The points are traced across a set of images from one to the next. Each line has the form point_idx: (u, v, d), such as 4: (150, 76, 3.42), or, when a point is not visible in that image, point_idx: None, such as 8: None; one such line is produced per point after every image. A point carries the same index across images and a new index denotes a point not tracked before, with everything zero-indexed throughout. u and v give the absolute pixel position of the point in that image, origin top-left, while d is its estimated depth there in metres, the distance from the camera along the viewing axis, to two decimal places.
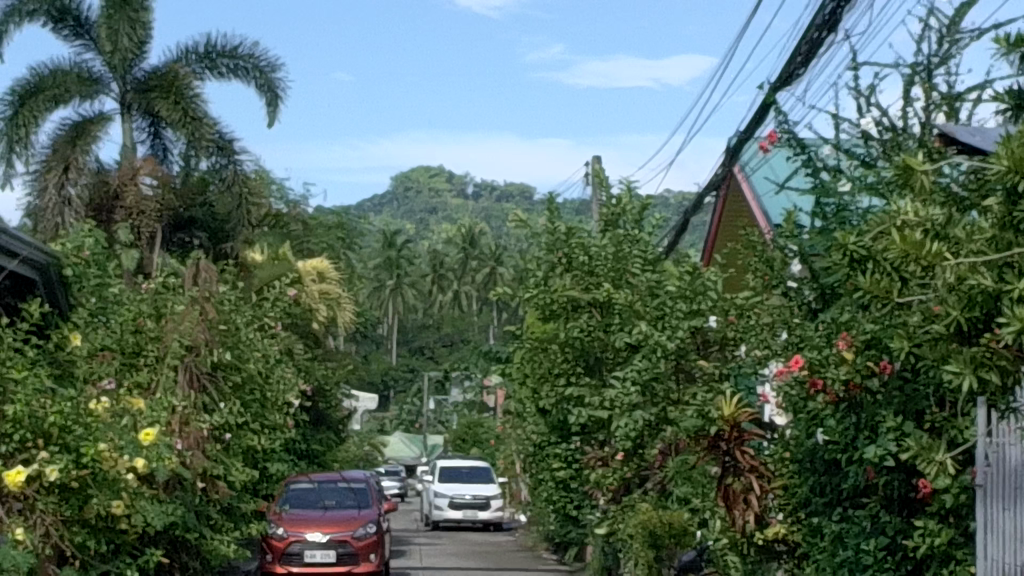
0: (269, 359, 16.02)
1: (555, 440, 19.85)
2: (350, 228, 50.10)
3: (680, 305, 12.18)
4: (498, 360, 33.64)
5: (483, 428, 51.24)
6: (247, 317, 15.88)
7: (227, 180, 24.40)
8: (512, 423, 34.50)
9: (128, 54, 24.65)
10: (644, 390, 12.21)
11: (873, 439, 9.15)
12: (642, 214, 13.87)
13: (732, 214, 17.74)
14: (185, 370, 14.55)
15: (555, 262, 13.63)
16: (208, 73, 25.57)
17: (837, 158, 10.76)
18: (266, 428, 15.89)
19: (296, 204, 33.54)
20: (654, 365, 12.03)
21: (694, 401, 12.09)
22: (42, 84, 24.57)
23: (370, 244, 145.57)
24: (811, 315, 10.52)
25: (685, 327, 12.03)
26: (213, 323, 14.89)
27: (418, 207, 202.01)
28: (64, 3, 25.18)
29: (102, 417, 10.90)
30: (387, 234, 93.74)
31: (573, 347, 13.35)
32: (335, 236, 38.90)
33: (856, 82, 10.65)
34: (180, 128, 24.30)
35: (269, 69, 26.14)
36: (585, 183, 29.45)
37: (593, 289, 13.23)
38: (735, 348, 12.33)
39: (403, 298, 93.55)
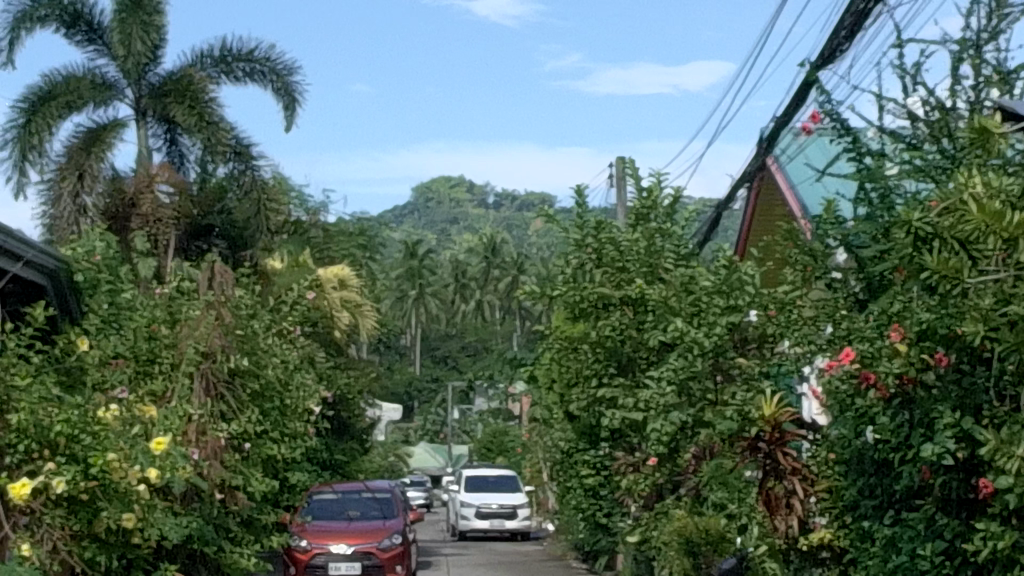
0: (289, 365, 15.47)
1: (584, 447, 19.29)
2: (371, 238, 49.52)
3: (717, 300, 11.52)
4: (524, 366, 33.09)
5: (509, 437, 50.72)
6: (266, 322, 15.33)
7: (244, 185, 23.87)
8: (538, 431, 33.96)
9: (141, 59, 24.20)
10: (681, 391, 11.58)
11: (929, 437, 8.56)
12: (673, 207, 13.35)
13: (770, 210, 17.20)
14: (201, 377, 14.08)
15: (583, 258, 13.00)
16: (224, 77, 25.11)
17: (882, 141, 10.18)
18: (287, 437, 15.32)
19: (316, 212, 33.06)
20: (690, 363, 11.43)
21: (734, 400, 11.48)
22: (54, 90, 24.11)
23: (391, 255, 145.26)
24: (858, 307, 9.97)
25: (722, 324, 11.35)
26: (229, 328, 14.37)
27: (439, 218, 201.68)
28: (76, 8, 24.74)
29: (112, 425, 10.38)
30: (408, 244, 93.22)
31: (604, 347, 12.74)
32: (356, 245, 38.43)
33: (900, 60, 10.08)
34: (196, 133, 23.85)
35: (286, 73, 25.63)
36: (610, 184, 28.89)
37: (624, 286, 12.55)
38: (775, 344, 11.73)
39: (426, 308, 93.01)
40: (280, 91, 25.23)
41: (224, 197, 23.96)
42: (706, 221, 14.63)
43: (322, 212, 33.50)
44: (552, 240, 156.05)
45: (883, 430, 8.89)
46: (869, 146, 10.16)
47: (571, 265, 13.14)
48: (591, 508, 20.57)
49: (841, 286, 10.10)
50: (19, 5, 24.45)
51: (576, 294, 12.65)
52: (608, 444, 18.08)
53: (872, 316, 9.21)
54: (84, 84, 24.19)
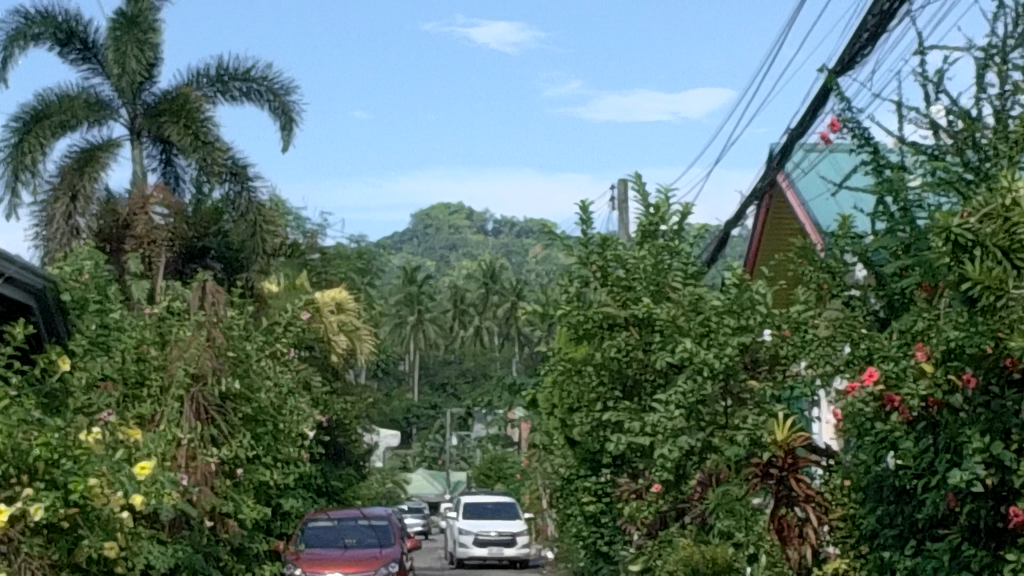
0: (282, 388, 14.93)
1: (586, 473, 18.79)
2: (369, 263, 48.97)
3: (727, 320, 11.06)
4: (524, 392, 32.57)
5: (508, 463, 50.16)
6: (259, 344, 14.82)
7: (240, 208, 23.30)
8: (538, 458, 33.44)
9: (136, 77, 23.73)
10: (690, 414, 11.01)
11: (957, 464, 8.08)
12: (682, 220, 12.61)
13: (787, 227, 16.70)
14: (191, 401, 13.58)
15: (588, 276, 12.45)
16: (220, 96, 24.67)
17: (903, 152, 9.72)
18: (280, 462, 14.81)
19: (314, 233, 32.56)
20: (700, 387, 10.88)
21: (744, 423, 11.04)
22: (47, 109, 23.62)
23: (389, 281, 144.73)
24: (878, 326, 9.56)
25: (733, 344, 10.86)
26: (222, 350, 13.84)
27: (438, 245, 201.20)
28: (70, 25, 24.28)
29: (94, 449, 9.87)
30: (407, 269, 92.69)
31: (609, 369, 12.05)
32: (354, 268, 37.90)
33: (922, 68, 9.63)
34: (191, 153, 23.38)
35: (284, 92, 25.17)
36: (612, 206, 28.41)
37: (630, 304, 11.94)
38: (789, 366, 11.26)
39: (425, 334, 92.42)
40: (277, 110, 24.75)
41: (219, 218, 23.32)
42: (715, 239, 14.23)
43: (320, 235, 33.01)
44: (551, 267, 155.53)
45: (906, 456, 8.40)
46: (888, 157, 9.72)
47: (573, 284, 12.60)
48: (591, 536, 20.05)
49: (860, 304, 9.69)
50: (12, 23, 23.98)
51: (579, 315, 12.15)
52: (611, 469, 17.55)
53: (895, 334, 8.74)
54: (77, 102, 23.71)
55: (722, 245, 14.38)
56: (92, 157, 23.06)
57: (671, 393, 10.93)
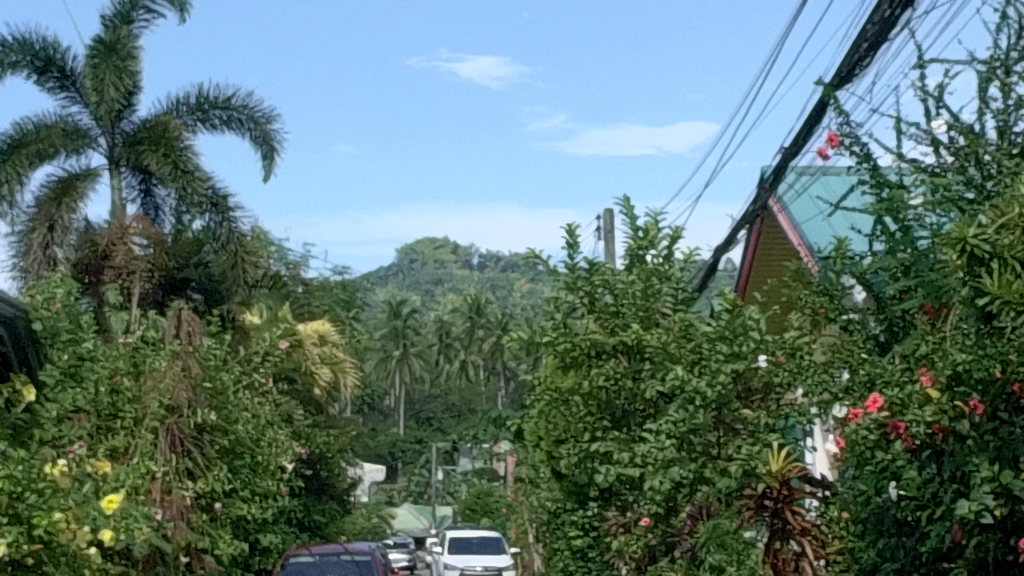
0: (261, 420, 14.47)
1: (572, 506, 18.37)
2: (352, 297, 48.59)
3: (720, 346, 10.59)
4: (510, 425, 32.16)
5: (494, 498, 49.64)
6: (236, 375, 14.36)
7: (221, 238, 22.78)
8: (525, 491, 32.99)
9: (115, 105, 23.33)
10: (681, 445, 10.59)
11: (964, 494, 7.70)
12: (672, 244, 12.05)
13: (779, 254, 16.31)
14: (167, 432, 13.24)
15: (575, 303, 11.92)
16: (200, 125, 24.27)
17: (901, 170, 9.35)
18: (258, 496, 14.35)
19: (297, 264, 32.16)
20: (691, 416, 10.43)
21: (738, 453, 10.63)
22: (23, 138, 23.19)
23: (373, 316, 144.22)
24: (878, 351, 9.17)
25: (727, 371, 10.45)
26: (198, 381, 13.54)
27: (424, 279, 200.69)
28: (48, 53, 23.88)
29: (60, 481, 9.44)
30: (392, 303, 92.30)
31: (597, 399, 11.61)
32: (338, 300, 37.46)
33: (922, 82, 9.27)
34: (171, 182, 22.82)
35: (266, 120, 24.78)
36: (598, 236, 28.04)
37: (618, 331, 11.50)
38: (784, 395, 10.86)
39: (410, 368, 91.98)
40: (259, 139, 24.35)
41: (200, 248, 22.84)
42: (705, 265, 13.87)
43: (303, 266, 32.60)
44: (536, 301, 155.18)
45: (910, 485, 8.02)
46: (885, 176, 9.34)
47: (560, 311, 11.99)
48: (579, 571, 19.64)
49: (859, 328, 9.29)
50: None
51: (566, 343, 11.69)
52: (599, 502, 17.13)
53: (899, 357, 8.35)
54: (55, 131, 23.30)
55: (712, 271, 13.98)
56: (70, 187, 22.54)
57: (662, 423, 10.52)
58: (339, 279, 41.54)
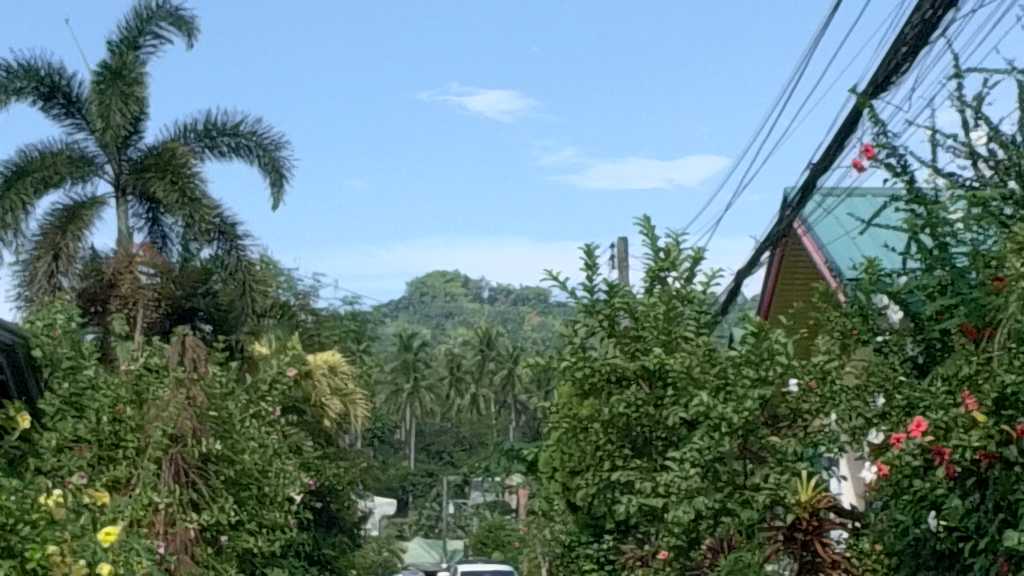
0: (267, 450, 13.77)
1: (589, 539, 17.88)
2: (365, 331, 48.06)
3: (747, 371, 10.16)
4: (523, 457, 31.62)
5: (506, 532, 49.06)
6: (242, 403, 13.77)
7: (229, 267, 22.48)
8: (538, 525, 32.46)
9: (121, 131, 22.87)
10: (706, 474, 10.12)
11: (1014, 524, 7.28)
12: (693, 265, 11.55)
13: (801, 280, 15.85)
14: (170, 462, 12.73)
15: (594, 326, 11.36)
16: (208, 152, 23.86)
17: (937, 184, 8.89)
18: (264, 529, 13.71)
19: (307, 294, 31.68)
20: (717, 444, 9.98)
21: (765, 482, 10.17)
22: (28, 165, 22.77)
23: (383, 349, 143.72)
24: (916, 376, 8.74)
25: (754, 397, 9.99)
26: (201, 412, 13.05)
27: (435, 313, 200.17)
28: (53, 79, 23.46)
29: (56, 513, 8.99)
30: (402, 337, 91.84)
31: (616, 425, 11.11)
32: (348, 332, 36.97)
33: (959, 93, 8.81)
34: (177, 210, 22.35)
35: (274, 147, 24.35)
36: (612, 265, 27.59)
37: (639, 355, 10.99)
38: (814, 420, 10.44)
39: (421, 402, 91.40)
40: (267, 166, 23.92)
41: (208, 279, 22.80)
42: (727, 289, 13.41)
43: (313, 297, 32.14)
44: (548, 335, 154.56)
45: (953, 515, 7.56)
46: (921, 190, 8.90)
47: (576, 336, 11.41)
48: None
49: (895, 349, 8.87)
50: None
51: (585, 367, 11.21)
52: (617, 535, 16.61)
53: (941, 378, 7.88)
54: (60, 158, 22.89)
55: (733, 296, 13.54)
56: (77, 217, 22.02)
57: (687, 450, 10.05)
58: (350, 310, 41.05)
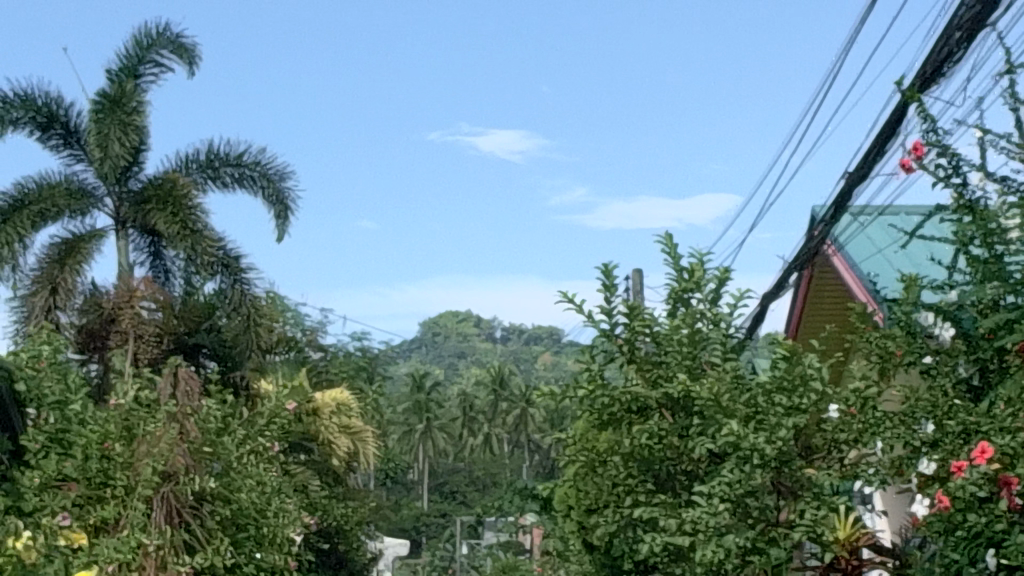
0: (264, 488, 12.84)
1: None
2: (377, 369, 47.03)
3: (780, 399, 9.40)
4: (537, 496, 30.68)
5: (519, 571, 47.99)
6: (239, 438, 12.92)
7: (233, 301, 21.81)
8: (554, 564, 31.52)
9: (120, 161, 22.01)
10: (736, 509, 9.33)
11: None
12: (719, 286, 10.74)
13: (830, 306, 15.06)
14: (162, 502, 11.84)
15: (614, 351, 10.48)
16: (210, 183, 23.07)
17: (988, 188, 8.12)
18: (264, 572, 12.75)
19: (315, 331, 30.80)
20: (748, 478, 9.19)
21: (801, 519, 9.30)
22: (25, 198, 21.95)
23: (396, 388, 142.75)
24: (970, 398, 8.06)
25: (789, 424, 9.25)
26: (195, 447, 12.20)
27: (448, 353, 199.13)
28: (51, 109, 22.61)
29: (24, 559, 8.20)
30: (414, 376, 90.90)
31: (638, 458, 10.26)
32: (358, 368, 36.07)
33: (1012, 89, 8.05)
34: (179, 242, 21.53)
35: (279, 177, 23.54)
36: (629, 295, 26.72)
37: (662, 383, 10.15)
38: (853, 450, 9.77)
39: (433, 443, 90.34)
40: (272, 197, 23.13)
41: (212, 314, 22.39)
42: (753, 315, 12.62)
43: (321, 332, 31.27)
44: (561, 374, 153.47)
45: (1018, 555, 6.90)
46: (971, 197, 8.13)
47: (594, 363, 10.52)
48: None
49: (946, 369, 8.16)
50: None
51: (605, 396, 10.35)
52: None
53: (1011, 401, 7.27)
54: (58, 190, 22.09)
55: (760, 319, 12.79)
56: (76, 249, 21.32)
57: (715, 485, 9.26)
58: (361, 350, 40.12)
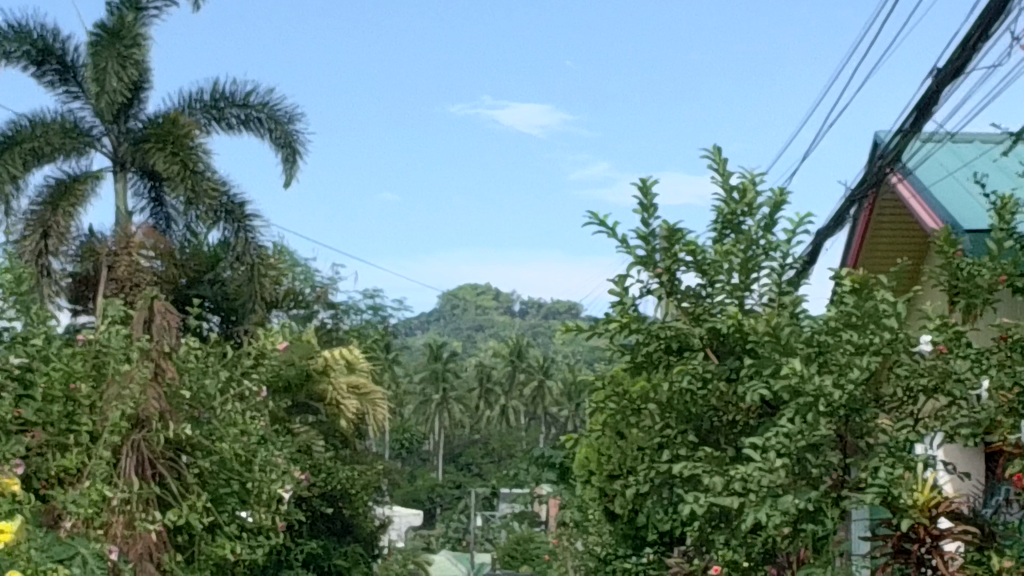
0: (252, 440, 11.38)
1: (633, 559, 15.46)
2: (391, 331, 45.32)
3: (849, 335, 7.88)
4: (553, 464, 29.16)
5: (534, 543, 46.32)
6: (224, 384, 11.39)
7: (237, 251, 20.39)
8: (570, 532, 29.99)
9: (117, 98, 19.89)
10: (795, 464, 7.90)
11: None
12: (774, 210, 9.14)
13: (891, 243, 13.58)
14: (132, 452, 10.42)
15: (652, 284, 8.89)
16: (214, 125, 21.40)
17: None
18: (247, 532, 11.33)
19: (324, 286, 29.20)
20: (812, 428, 7.75)
21: (874, 479, 7.77)
22: (17, 135, 20.29)
23: (413, 357, 141.09)
24: None
25: (863, 365, 7.74)
26: (173, 390, 10.74)
27: (466, 325, 197.30)
28: (46, 41, 20.53)
29: None
30: (432, 345, 89.10)
31: (680, 405, 8.80)
32: (372, 329, 34.32)
33: None
34: (179, 183, 20.01)
35: (287, 119, 21.76)
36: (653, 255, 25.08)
37: (706, 317, 8.70)
38: (930, 402, 8.28)
39: (451, 413, 88.70)
40: (280, 142, 21.40)
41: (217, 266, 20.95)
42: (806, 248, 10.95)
43: (331, 289, 29.62)
44: (578, 347, 151.80)
45: None
46: None
47: (628, 295, 8.98)
48: None
49: None
50: None
51: (640, 332, 8.87)
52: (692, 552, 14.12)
53: None
54: (51, 128, 20.42)
55: (813, 257, 11.13)
56: (70, 189, 19.87)
57: (773, 436, 7.86)
58: (372, 311, 38.48)
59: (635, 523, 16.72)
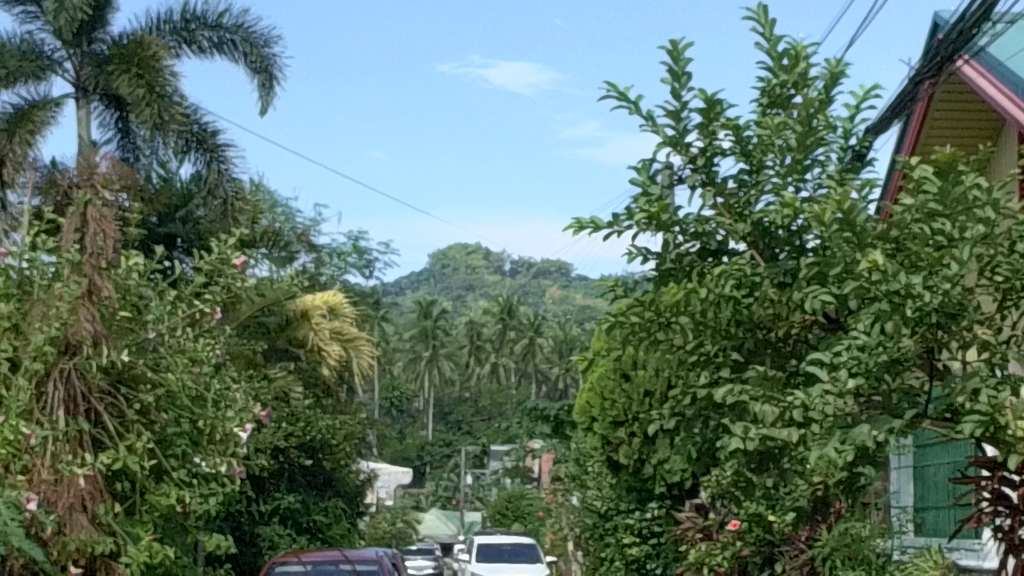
0: (206, 373, 9.70)
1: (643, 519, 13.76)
2: (380, 280, 43.43)
3: (940, 229, 6.31)
4: (548, 418, 27.44)
5: (528, 500, 44.63)
6: (170, 310, 9.72)
7: (209, 184, 18.67)
8: (567, 489, 28.27)
9: (76, 14, 17.99)
10: (870, 388, 6.35)
11: None
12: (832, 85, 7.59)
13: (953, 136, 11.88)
14: (61, 381, 8.85)
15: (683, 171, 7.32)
16: (184, 49, 19.46)
17: None
18: (199, 478, 9.65)
19: (307, 229, 27.37)
20: (892, 338, 6.21)
21: (974, 405, 6.20)
22: None
23: (402, 314, 139.22)
24: None
25: (964, 258, 6.10)
26: (109, 311, 9.11)
27: (457, 283, 195.42)
28: None
29: None
30: (421, 302, 87.14)
31: (720, 319, 7.55)
32: (355, 276, 32.44)
33: None
34: (144, 108, 18.05)
35: (265, 42, 19.73)
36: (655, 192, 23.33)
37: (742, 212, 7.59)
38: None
39: (441, 369, 86.79)
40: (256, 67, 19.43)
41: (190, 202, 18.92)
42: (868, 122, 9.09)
43: (313, 231, 27.81)
44: (568, 303, 150.00)
45: None
46: None
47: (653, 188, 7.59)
48: None
49: None
50: None
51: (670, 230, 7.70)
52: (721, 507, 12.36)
53: None
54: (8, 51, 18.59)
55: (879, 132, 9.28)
56: (27, 117, 18.08)
57: (842, 351, 6.33)
58: (359, 258, 36.54)
59: (643, 476, 15.08)
